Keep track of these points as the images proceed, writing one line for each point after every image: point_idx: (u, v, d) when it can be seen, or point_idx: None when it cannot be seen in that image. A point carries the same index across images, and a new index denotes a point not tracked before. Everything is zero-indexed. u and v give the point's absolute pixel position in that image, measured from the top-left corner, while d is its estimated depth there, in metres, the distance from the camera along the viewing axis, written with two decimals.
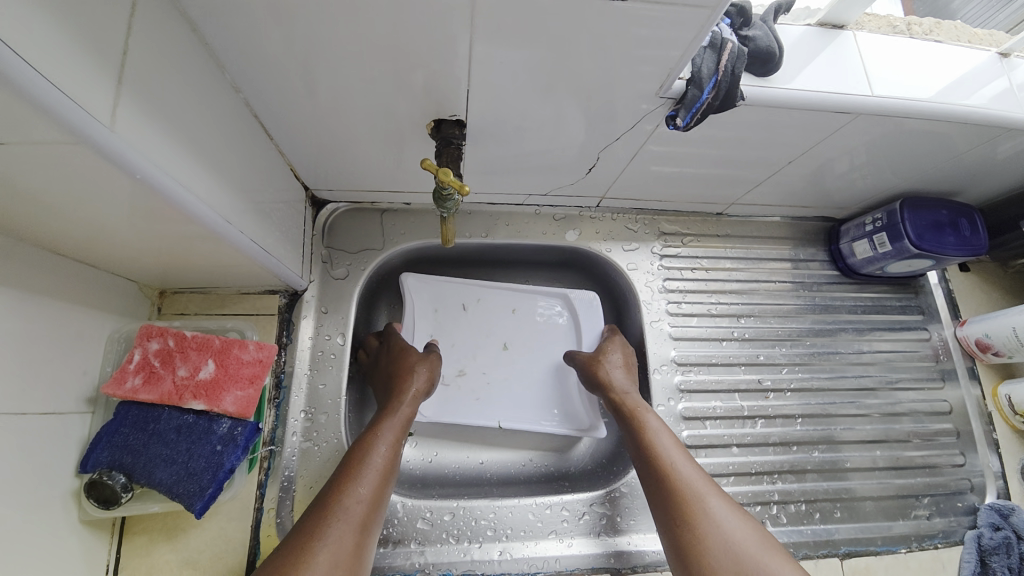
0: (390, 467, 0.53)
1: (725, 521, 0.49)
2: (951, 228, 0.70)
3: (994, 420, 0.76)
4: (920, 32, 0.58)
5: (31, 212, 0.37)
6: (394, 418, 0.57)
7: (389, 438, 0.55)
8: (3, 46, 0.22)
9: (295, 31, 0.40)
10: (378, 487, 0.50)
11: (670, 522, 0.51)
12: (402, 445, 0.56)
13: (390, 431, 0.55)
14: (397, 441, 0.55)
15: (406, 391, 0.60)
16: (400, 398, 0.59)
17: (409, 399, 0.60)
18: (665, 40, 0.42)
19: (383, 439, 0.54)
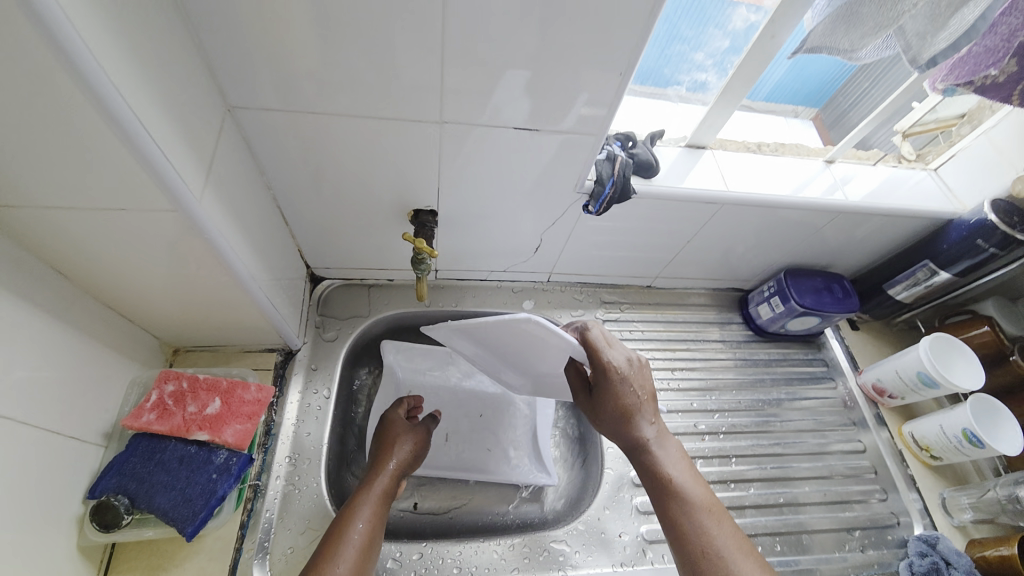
0: (373, 536, 0.59)
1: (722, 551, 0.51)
2: (827, 291, 0.88)
3: (906, 457, 0.87)
4: (767, 150, 0.81)
5: (111, 265, 0.51)
6: (375, 490, 0.63)
7: (370, 510, 0.60)
8: (157, 154, 0.39)
9: (316, 149, 0.59)
10: (355, 564, 0.55)
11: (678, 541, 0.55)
12: (381, 518, 0.61)
13: (372, 502, 0.61)
14: (378, 512, 0.61)
15: (385, 465, 0.66)
16: (382, 470, 0.66)
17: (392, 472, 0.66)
18: (569, 152, 0.62)
19: (366, 509, 0.60)
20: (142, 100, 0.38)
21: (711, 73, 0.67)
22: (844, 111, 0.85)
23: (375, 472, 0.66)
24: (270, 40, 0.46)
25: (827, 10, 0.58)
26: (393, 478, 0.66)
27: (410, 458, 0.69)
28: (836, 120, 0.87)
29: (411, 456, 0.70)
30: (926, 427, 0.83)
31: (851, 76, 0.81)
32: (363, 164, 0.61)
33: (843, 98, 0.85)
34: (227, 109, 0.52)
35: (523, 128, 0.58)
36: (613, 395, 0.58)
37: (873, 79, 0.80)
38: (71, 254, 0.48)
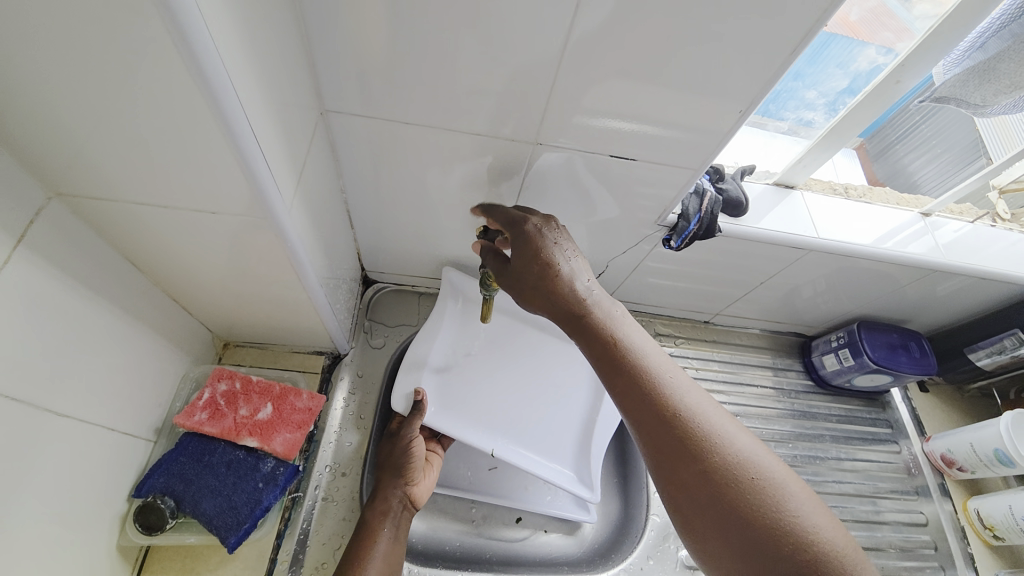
0: (394, 549, 0.59)
1: (743, 446, 0.41)
2: (903, 349, 0.83)
3: (969, 535, 0.81)
4: (855, 196, 0.76)
5: (183, 260, 0.49)
6: (388, 508, 0.62)
7: (388, 528, 0.60)
8: (261, 164, 0.38)
9: (397, 157, 0.57)
10: None
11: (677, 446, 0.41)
12: (398, 546, 0.60)
13: (387, 522, 0.60)
14: (395, 530, 0.61)
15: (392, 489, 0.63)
16: (389, 489, 0.63)
17: (399, 486, 0.64)
18: (659, 183, 0.59)
19: (386, 529, 0.60)
20: (254, 102, 0.36)
21: (820, 113, 0.63)
22: (891, 142, 0.80)
23: (386, 486, 0.64)
24: (377, 46, 0.45)
25: (963, 63, 0.55)
26: (402, 493, 0.63)
27: (413, 465, 0.65)
28: (881, 151, 0.81)
29: (410, 462, 0.65)
30: (993, 506, 0.77)
31: (898, 112, 0.73)
32: (443, 176, 0.59)
33: (891, 130, 0.78)
34: (320, 111, 0.51)
35: (619, 155, 0.55)
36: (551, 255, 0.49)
37: (924, 115, 0.77)
38: (148, 247, 0.47)
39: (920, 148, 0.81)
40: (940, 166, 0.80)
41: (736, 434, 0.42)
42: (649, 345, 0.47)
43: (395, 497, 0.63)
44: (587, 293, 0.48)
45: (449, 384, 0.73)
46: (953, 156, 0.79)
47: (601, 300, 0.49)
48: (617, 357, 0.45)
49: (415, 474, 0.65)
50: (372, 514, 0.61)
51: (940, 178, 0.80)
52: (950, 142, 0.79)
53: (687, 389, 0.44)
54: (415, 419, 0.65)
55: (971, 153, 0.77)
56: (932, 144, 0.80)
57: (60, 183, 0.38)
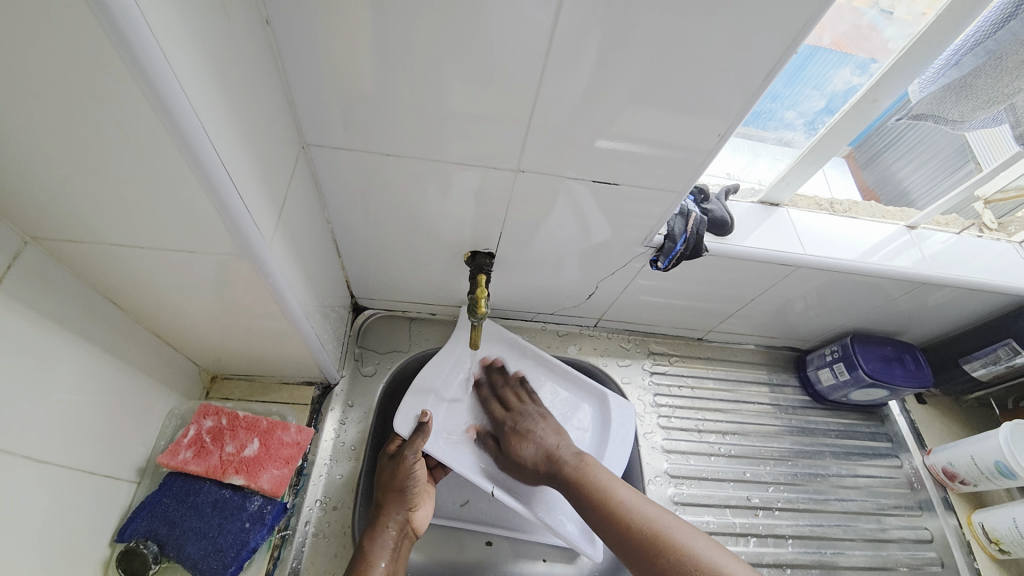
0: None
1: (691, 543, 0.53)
2: (897, 361, 0.83)
3: (974, 550, 0.79)
4: (840, 210, 0.76)
5: (166, 298, 0.49)
6: (387, 535, 0.60)
7: (386, 557, 0.58)
8: (239, 202, 0.38)
9: (381, 188, 0.57)
10: None
11: (636, 551, 0.55)
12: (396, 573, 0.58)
13: (386, 552, 0.58)
14: (392, 560, 0.58)
15: (389, 510, 0.62)
16: (388, 514, 0.62)
17: (400, 510, 0.62)
18: (643, 204, 0.59)
19: (383, 559, 0.58)
20: (229, 140, 0.36)
21: (800, 131, 0.64)
22: (879, 152, 0.81)
23: (385, 512, 0.62)
24: (358, 80, 0.46)
25: (938, 80, 0.56)
26: (402, 519, 0.62)
27: (416, 490, 0.64)
28: (869, 159, 0.83)
29: (412, 486, 0.64)
30: (997, 518, 0.76)
31: (878, 127, 0.75)
32: (428, 205, 0.60)
33: (878, 140, 0.79)
34: (301, 146, 0.51)
35: (601, 179, 0.56)
36: (529, 423, 0.71)
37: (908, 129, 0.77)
38: (129, 287, 0.47)
39: (906, 159, 0.81)
40: (926, 178, 0.81)
41: (689, 537, 0.54)
42: (605, 472, 0.64)
43: (394, 523, 0.61)
44: (561, 456, 0.66)
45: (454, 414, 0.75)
46: (938, 168, 0.80)
47: (570, 458, 0.66)
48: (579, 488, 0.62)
49: (416, 499, 0.64)
50: (367, 542, 0.59)
51: (927, 188, 0.81)
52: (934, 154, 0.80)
53: (657, 516, 0.57)
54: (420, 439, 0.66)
55: (954, 168, 0.78)
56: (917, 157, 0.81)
57: (38, 228, 0.38)
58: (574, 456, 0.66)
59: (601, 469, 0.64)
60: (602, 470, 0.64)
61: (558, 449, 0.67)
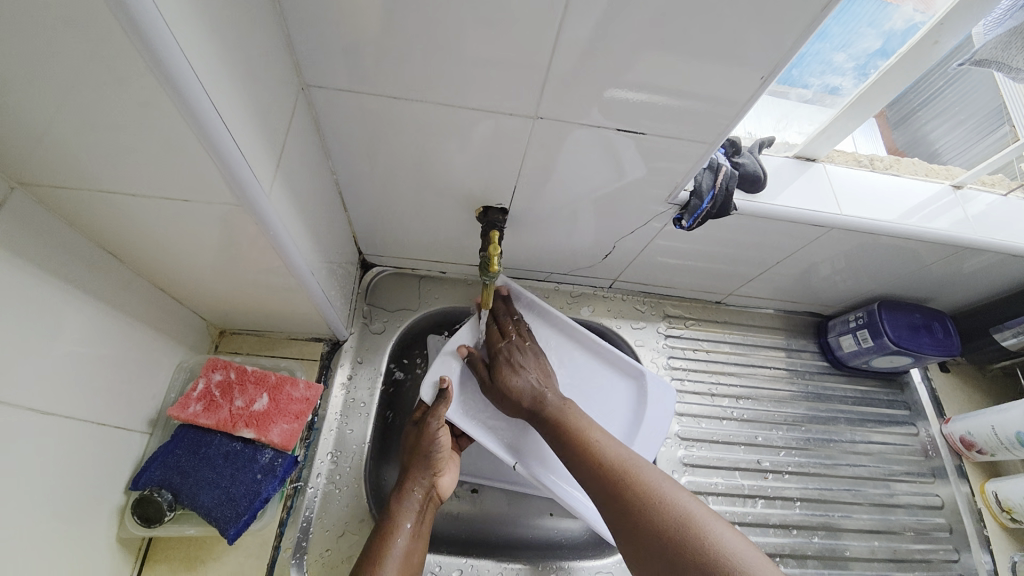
0: (418, 541, 0.58)
1: (658, 482, 0.52)
2: (925, 330, 0.79)
3: (985, 517, 0.80)
4: (881, 167, 0.70)
5: (164, 250, 0.47)
6: (413, 498, 0.60)
7: (411, 520, 0.58)
8: (233, 147, 0.35)
9: (387, 136, 0.53)
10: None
11: (602, 487, 0.54)
12: (426, 530, 0.60)
13: (411, 514, 0.59)
14: (419, 522, 0.59)
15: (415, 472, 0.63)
16: (415, 477, 0.62)
17: (427, 474, 0.62)
18: (670, 158, 0.55)
19: (409, 521, 0.58)
20: (215, 75, 0.33)
21: (849, 78, 0.58)
22: (914, 109, 0.74)
23: (411, 476, 0.62)
24: (358, 13, 0.41)
25: (1006, 23, 0.49)
26: (427, 483, 0.62)
27: (439, 456, 0.64)
28: (902, 118, 0.76)
29: (436, 452, 0.63)
30: (1012, 488, 0.76)
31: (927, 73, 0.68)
32: (439, 155, 0.56)
33: (914, 95, 0.72)
34: (301, 87, 0.47)
35: (626, 129, 0.51)
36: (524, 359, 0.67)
37: (948, 80, 0.70)
38: (127, 239, 0.45)
39: (940, 115, 0.75)
40: (960, 134, 0.76)
41: (656, 476, 0.53)
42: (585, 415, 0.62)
43: (419, 486, 0.62)
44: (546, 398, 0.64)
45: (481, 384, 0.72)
46: (973, 125, 0.75)
47: (556, 398, 0.64)
48: (558, 427, 0.61)
49: (441, 464, 0.64)
50: (396, 504, 0.60)
51: (956, 147, 0.76)
52: (969, 109, 0.74)
53: (627, 455, 0.56)
54: (442, 407, 0.63)
55: (988, 125, 0.73)
56: (953, 111, 0.75)
57: (21, 173, 0.36)
58: (559, 400, 0.63)
59: (585, 415, 0.63)
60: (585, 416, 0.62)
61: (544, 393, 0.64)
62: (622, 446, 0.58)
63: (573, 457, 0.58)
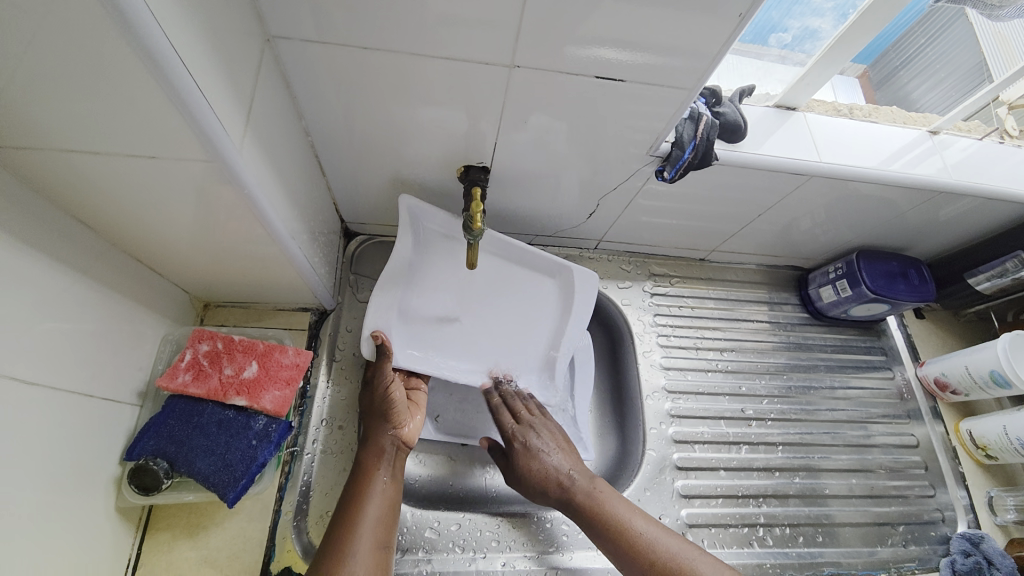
0: (392, 489, 0.58)
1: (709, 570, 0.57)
2: (902, 277, 0.81)
3: (960, 455, 0.84)
4: (860, 115, 0.71)
5: (137, 218, 0.46)
6: (381, 452, 0.59)
7: (383, 471, 0.58)
8: (200, 100, 0.34)
9: (361, 93, 0.52)
10: (382, 525, 0.55)
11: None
12: (399, 480, 0.59)
13: (383, 465, 0.58)
14: (393, 471, 0.59)
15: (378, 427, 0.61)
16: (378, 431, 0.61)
17: (389, 429, 0.60)
18: (651, 111, 0.54)
19: (383, 473, 0.58)
20: (171, 13, 0.31)
21: (828, 19, 0.58)
22: (895, 69, 0.77)
23: (374, 430, 0.61)
24: None
25: None
26: (392, 435, 0.60)
27: (398, 410, 0.62)
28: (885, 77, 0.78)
29: (393, 404, 0.61)
30: (987, 426, 0.79)
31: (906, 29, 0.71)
32: (416, 110, 0.54)
33: (895, 54, 0.75)
34: (266, 39, 0.45)
35: (605, 77, 0.50)
36: (537, 444, 0.66)
37: (929, 36, 0.73)
38: (97, 206, 0.44)
39: (924, 74, 0.77)
40: (945, 89, 0.76)
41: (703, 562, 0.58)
42: (618, 498, 0.63)
43: (386, 439, 0.60)
44: (574, 482, 0.63)
45: (425, 315, 0.71)
46: (958, 78, 0.75)
47: (584, 480, 0.64)
48: (593, 516, 0.61)
49: (402, 417, 0.62)
50: (368, 457, 0.59)
51: (943, 103, 0.76)
52: (955, 64, 0.74)
53: (672, 545, 0.59)
54: (386, 362, 0.61)
55: (974, 77, 0.72)
56: (936, 68, 0.76)
57: None
58: (586, 482, 0.63)
59: (616, 496, 0.63)
60: (619, 502, 0.62)
61: (568, 478, 0.64)
62: (658, 527, 0.61)
63: (615, 549, 0.59)
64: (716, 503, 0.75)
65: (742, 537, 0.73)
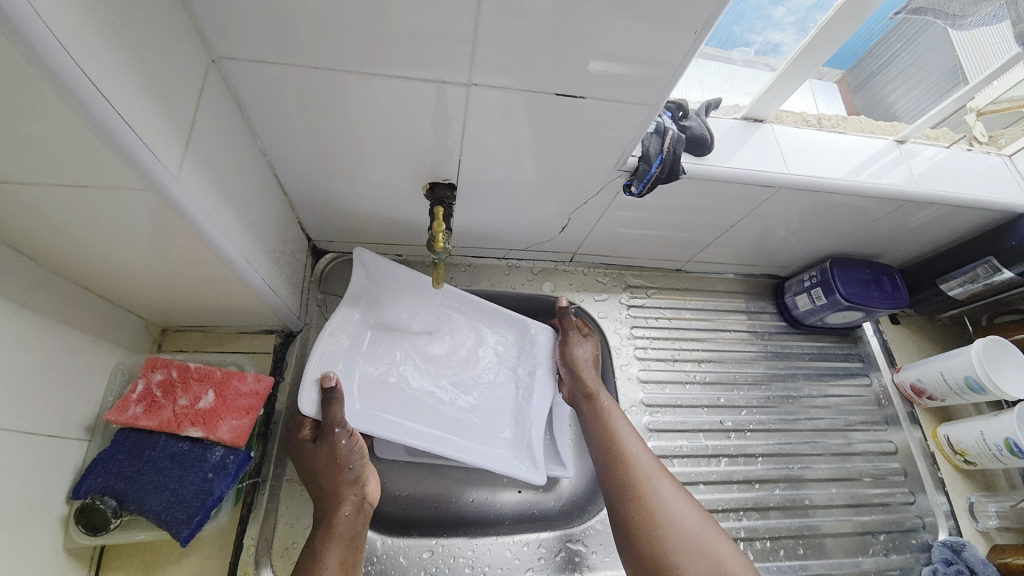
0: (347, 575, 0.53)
1: (667, 499, 0.60)
2: (875, 284, 0.82)
3: (938, 460, 0.84)
4: (828, 125, 0.71)
5: (75, 247, 0.44)
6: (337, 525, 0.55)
7: (336, 554, 0.53)
8: (126, 128, 0.32)
9: (317, 113, 0.51)
10: None
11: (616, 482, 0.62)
12: (353, 560, 0.54)
13: (337, 545, 0.54)
14: (348, 550, 0.54)
15: (338, 495, 0.56)
16: (343, 497, 0.56)
17: (355, 488, 0.58)
18: (614, 126, 0.54)
19: (333, 552, 0.53)
20: (88, 42, 0.29)
21: (789, 33, 0.58)
22: (871, 75, 0.78)
23: (331, 499, 0.56)
24: None
25: None
26: (356, 499, 0.57)
27: (355, 470, 0.58)
28: (863, 82, 0.79)
29: (352, 465, 0.58)
30: (965, 432, 0.79)
31: (884, 34, 0.72)
32: (375, 128, 0.53)
33: (872, 59, 0.76)
34: (210, 60, 0.44)
35: (566, 93, 0.49)
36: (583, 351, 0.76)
37: (905, 41, 0.74)
38: (30, 236, 0.41)
39: (901, 77, 0.77)
40: (920, 95, 0.76)
41: (667, 489, 0.61)
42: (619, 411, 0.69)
43: (348, 504, 0.57)
44: (592, 386, 0.71)
45: (374, 373, 0.67)
46: (933, 83, 0.75)
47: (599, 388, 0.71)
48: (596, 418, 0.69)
49: (362, 477, 0.59)
50: (322, 538, 0.54)
51: (918, 107, 0.76)
52: (930, 68, 0.75)
53: (645, 462, 0.63)
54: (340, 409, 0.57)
55: (949, 81, 0.72)
56: (912, 72, 0.76)
57: None
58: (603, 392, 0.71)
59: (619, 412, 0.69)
60: (624, 422, 0.68)
61: (592, 377, 0.73)
62: (649, 454, 0.65)
63: (598, 445, 0.67)
64: None
65: None
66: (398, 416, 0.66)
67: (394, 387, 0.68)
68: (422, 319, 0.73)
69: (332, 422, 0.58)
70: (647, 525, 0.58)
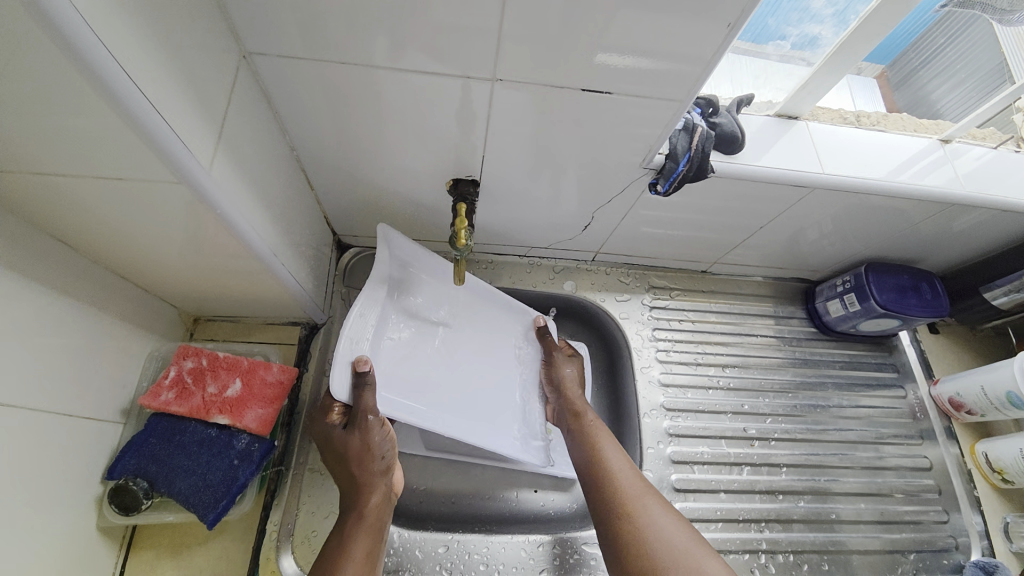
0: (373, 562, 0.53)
1: (657, 517, 0.57)
2: (913, 291, 0.78)
3: (975, 478, 0.80)
4: (867, 124, 0.67)
5: (113, 238, 0.45)
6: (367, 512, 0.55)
7: (364, 543, 0.53)
8: (161, 124, 0.33)
9: (344, 110, 0.51)
10: None
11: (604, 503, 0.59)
12: (379, 548, 0.55)
13: (366, 533, 0.54)
14: (374, 540, 0.54)
15: (367, 484, 0.57)
16: (373, 485, 0.57)
17: (385, 477, 0.58)
18: (641, 123, 0.53)
19: (361, 539, 0.53)
20: (126, 40, 0.30)
21: (828, 25, 0.55)
22: (913, 70, 0.74)
23: (360, 487, 0.56)
24: None
25: None
26: (385, 488, 0.58)
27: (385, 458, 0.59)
28: (904, 78, 0.75)
29: (381, 455, 0.59)
30: (1003, 449, 0.75)
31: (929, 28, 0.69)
32: (399, 125, 0.53)
33: (915, 55, 0.72)
34: (243, 57, 0.45)
35: (591, 89, 0.49)
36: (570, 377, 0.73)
37: (949, 35, 0.70)
38: (73, 226, 0.43)
39: (944, 74, 0.73)
40: (965, 92, 0.72)
41: (656, 508, 0.58)
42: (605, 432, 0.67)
43: (377, 492, 0.57)
44: (580, 407, 0.69)
45: (395, 357, 0.66)
46: (978, 80, 0.71)
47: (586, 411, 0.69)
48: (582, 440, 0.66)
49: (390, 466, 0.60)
50: (352, 526, 0.54)
51: (963, 105, 0.72)
52: (975, 65, 0.71)
53: (633, 482, 0.60)
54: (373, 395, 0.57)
55: (996, 77, 0.68)
56: (956, 68, 0.72)
57: None
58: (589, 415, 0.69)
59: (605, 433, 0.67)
60: (611, 443, 0.65)
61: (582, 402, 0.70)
62: (637, 474, 0.62)
63: (585, 468, 0.64)
64: (715, 527, 0.72)
65: (742, 563, 0.70)
66: (422, 402, 0.65)
67: (417, 373, 0.67)
68: (436, 307, 0.73)
69: (363, 409, 0.57)
70: (636, 544, 0.55)
